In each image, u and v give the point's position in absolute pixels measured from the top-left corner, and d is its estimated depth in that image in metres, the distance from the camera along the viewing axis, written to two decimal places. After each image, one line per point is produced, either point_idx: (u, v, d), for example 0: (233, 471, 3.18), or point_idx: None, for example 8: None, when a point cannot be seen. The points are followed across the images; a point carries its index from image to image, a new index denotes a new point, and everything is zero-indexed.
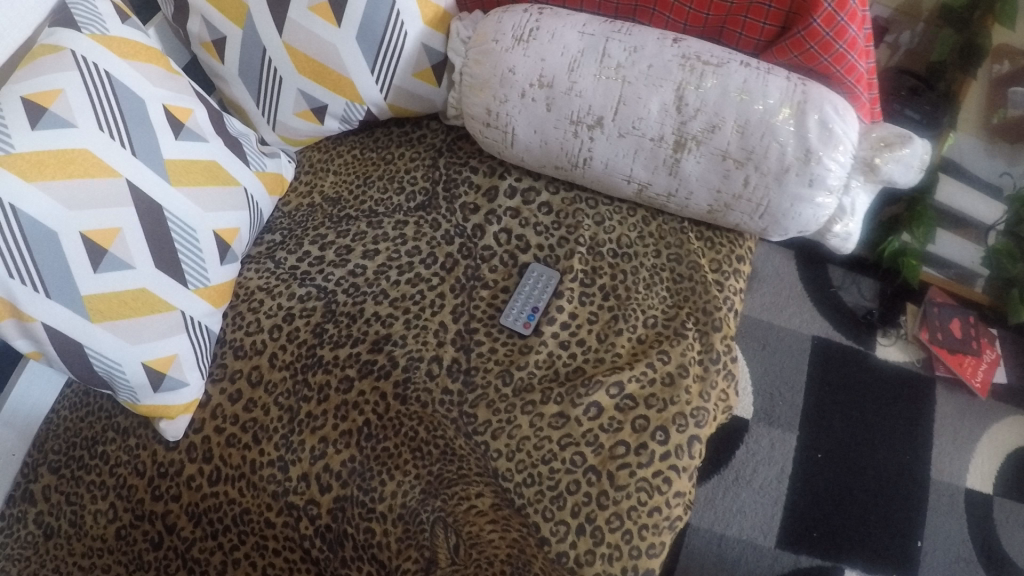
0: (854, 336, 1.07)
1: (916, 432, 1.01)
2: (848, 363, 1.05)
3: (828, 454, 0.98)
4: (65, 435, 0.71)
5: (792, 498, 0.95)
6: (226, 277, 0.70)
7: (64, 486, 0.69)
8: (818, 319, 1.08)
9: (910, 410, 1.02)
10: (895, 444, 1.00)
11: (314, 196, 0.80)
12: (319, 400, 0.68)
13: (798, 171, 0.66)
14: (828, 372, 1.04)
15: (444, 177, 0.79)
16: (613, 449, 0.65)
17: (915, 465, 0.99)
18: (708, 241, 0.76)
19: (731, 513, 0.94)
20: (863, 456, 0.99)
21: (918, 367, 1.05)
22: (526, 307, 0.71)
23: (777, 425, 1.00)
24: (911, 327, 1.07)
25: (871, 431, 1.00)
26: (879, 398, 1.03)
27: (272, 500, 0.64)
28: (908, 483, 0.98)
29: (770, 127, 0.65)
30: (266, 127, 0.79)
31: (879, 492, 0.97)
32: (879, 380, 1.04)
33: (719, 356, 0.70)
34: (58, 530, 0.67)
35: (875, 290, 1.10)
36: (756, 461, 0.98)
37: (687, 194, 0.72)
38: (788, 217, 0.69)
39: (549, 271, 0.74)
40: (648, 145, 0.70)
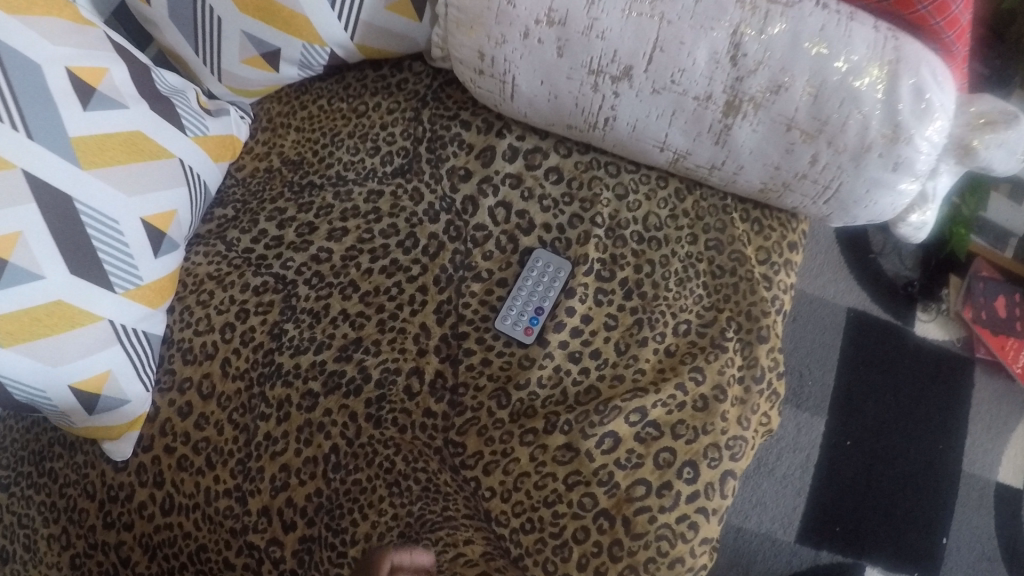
0: (892, 309, 0.93)
1: (954, 418, 0.88)
2: (883, 339, 0.91)
3: (857, 441, 0.86)
4: (13, 449, 0.60)
5: (816, 489, 0.84)
6: (167, 270, 0.58)
7: (15, 506, 0.59)
8: (855, 290, 0.93)
9: (947, 393, 0.89)
10: (929, 431, 0.88)
11: (272, 157, 0.66)
12: (278, 419, 0.57)
13: (883, 152, 0.50)
14: (861, 347, 0.90)
15: (428, 134, 0.64)
16: (630, 489, 0.54)
17: (948, 455, 0.87)
18: (755, 223, 0.62)
19: (750, 504, 0.84)
20: (893, 444, 0.87)
21: (956, 347, 0.91)
22: (529, 307, 0.59)
23: (804, 408, 0.88)
24: (955, 303, 0.92)
25: (905, 415, 0.88)
26: (915, 379, 0.89)
27: (231, 537, 0.54)
28: (938, 476, 0.86)
29: (849, 94, 0.49)
30: (212, 79, 0.63)
31: (907, 485, 0.85)
32: (915, 358, 0.90)
33: (764, 373, 0.58)
34: (14, 556, 0.57)
35: (918, 257, 0.94)
36: (780, 447, 0.86)
37: (736, 167, 0.57)
38: (860, 204, 0.55)
39: (557, 259, 0.61)
40: (690, 105, 0.54)
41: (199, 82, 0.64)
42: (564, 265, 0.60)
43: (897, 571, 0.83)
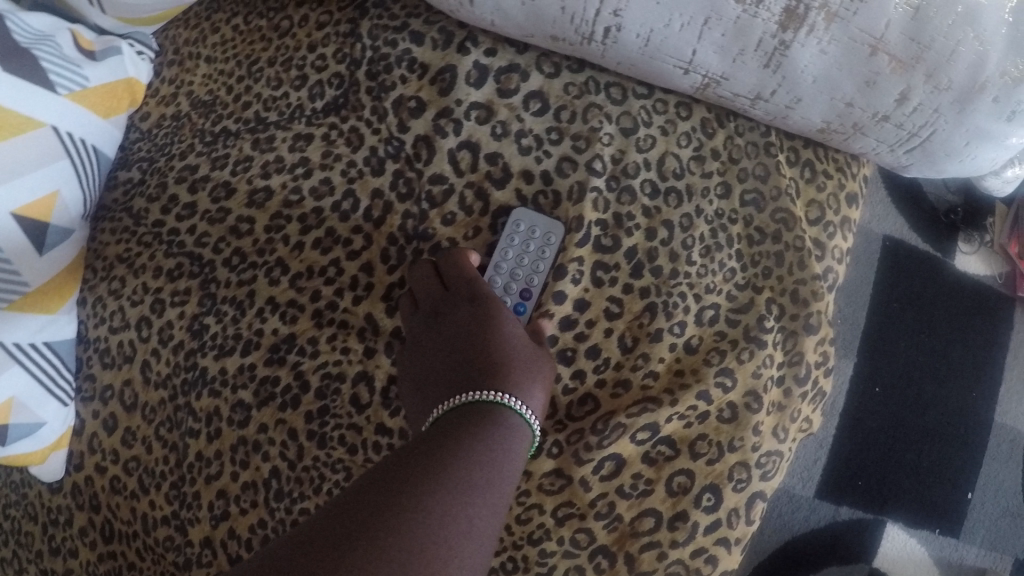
0: (931, 239, 0.76)
1: (992, 361, 0.74)
2: (922, 270, 0.75)
3: (887, 388, 0.73)
4: None
5: (839, 440, 0.72)
6: (62, 262, 0.48)
7: None
8: (890, 214, 0.77)
9: (986, 331, 0.75)
10: (966, 373, 0.74)
11: (181, 99, 0.53)
12: (210, 437, 0.47)
13: (1000, 96, 0.35)
14: (896, 277, 0.75)
15: (368, 53, 0.49)
16: (636, 522, 0.44)
17: (985, 401, 0.73)
18: (806, 167, 0.46)
19: None
20: (926, 388, 0.73)
21: (997, 284, 0.75)
22: (513, 291, 0.47)
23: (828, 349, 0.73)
24: (1000, 233, 0.75)
25: (940, 358, 0.73)
26: (955, 312, 0.75)
27: (176, 570, 0.48)
28: (971, 425, 0.73)
29: (964, 10, 0.33)
30: (93, 10, 0.50)
31: (935, 436, 0.72)
32: (953, 294, 0.75)
33: (808, 372, 0.45)
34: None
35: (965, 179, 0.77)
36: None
37: (790, 100, 0.40)
38: (954, 158, 0.39)
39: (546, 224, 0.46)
40: (732, 11, 0.37)
41: (79, 18, 0.51)
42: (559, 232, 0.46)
43: (920, 528, 0.71)
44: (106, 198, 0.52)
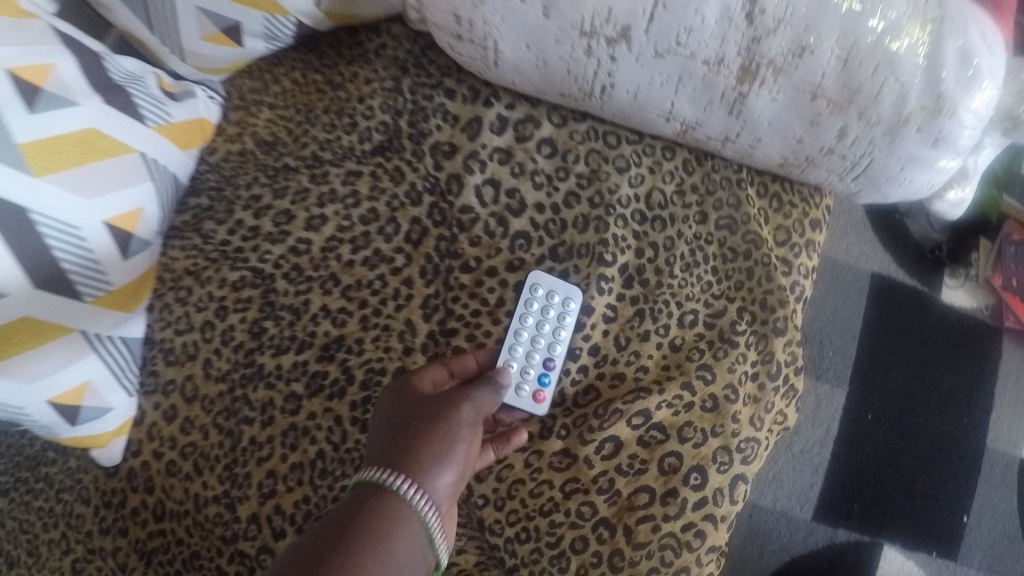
0: (918, 274, 0.84)
1: (978, 393, 0.82)
2: (912, 306, 0.83)
3: (879, 415, 0.80)
4: (5, 454, 0.60)
5: (835, 466, 0.79)
6: (138, 270, 0.55)
7: (17, 511, 0.58)
8: (880, 252, 0.85)
9: (974, 364, 0.82)
10: (956, 403, 0.81)
11: (246, 139, 0.60)
12: (263, 423, 0.54)
13: (923, 126, 0.43)
14: (886, 314, 0.83)
15: (410, 105, 0.58)
16: (632, 497, 0.51)
17: (974, 430, 0.81)
18: (773, 199, 0.55)
19: (765, 478, 0.79)
20: (917, 416, 0.80)
21: (983, 315, 0.83)
22: (538, 363, 0.52)
23: (825, 380, 0.81)
24: (984, 268, 0.83)
25: (930, 388, 0.81)
26: (944, 346, 0.82)
27: (222, 544, 0.53)
28: (961, 452, 0.80)
29: (884, 57, 0.41)
30: (174, 59, 0.56)
31: (927, 461, 0.80)
32: (941, 328, 0.83)
33: (780, 369, 0.52)
34: (19, 561, 0.57)
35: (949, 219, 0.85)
36: (799, 419, 0.80)
37: (751, 140, 0.50)
38: (894, 182, 0.47)
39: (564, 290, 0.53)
40: (698, 70, 0.47)
41: (163, 64, 0.58)
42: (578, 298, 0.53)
43: (916, 550, 0.78)
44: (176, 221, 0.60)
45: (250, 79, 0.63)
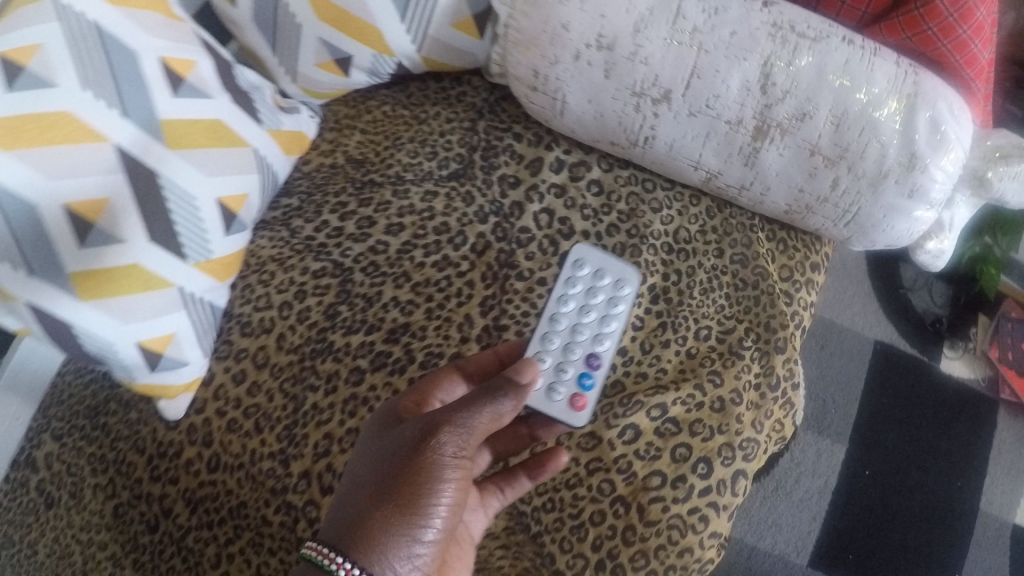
0: (920, 345, 0.95)
1: (970, 459, 0.91)
2: (912, 374, 0.93)
3: (875, 472, 0.89)
4: (70, 403, 0.68)
5: (833, 516, 0.87)
6: (232, 248, 0.62)
7: (65, 455, 0.66)
8: (883, 322, 0.95)
9: (967, 432, 0.92)
10: (950, 466, 0.90)
11: (337, 155, 0.70)
12: (326, 391, 0.61)
13: (899, 179, 0.55)
14: (887, 380, 0.93)
15: (483, 143, 0.70)
16: (647, 479, 0.57)
17: (967, 492, 0.90)
18: (780, 243, 0.65)
19: (766, 524, 0.86)
20: (913, 475, 0.89)
21: (981, 386, 0.94)
22: (582, 366, 0.58)
23: (826, 435, 0.90)
24: (981, 342, 0.95)
25: (926, 450, 0.90)
26: (940, 414, 0.92)
27: (271, 496, 0.60)
28: (954, 513, 0.89)
29: (869, 123, 0.54)
30: (286, 79, 0.66)
31: (923, 518, 0.88)
32: (938, 396, 0.93)
33: (779, 382, 0.61)
34: (58, 501, 0.65)
35: (948, 296, 0.97)
36: (800, 472, 0.89)
37: (762, 189, 0.61)
38: (878, 228, 0.59)
39: (621, 278, 0.61)
40: (722, 128, 0.59)
41: (274, 80, 0.67)
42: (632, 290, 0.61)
43: None
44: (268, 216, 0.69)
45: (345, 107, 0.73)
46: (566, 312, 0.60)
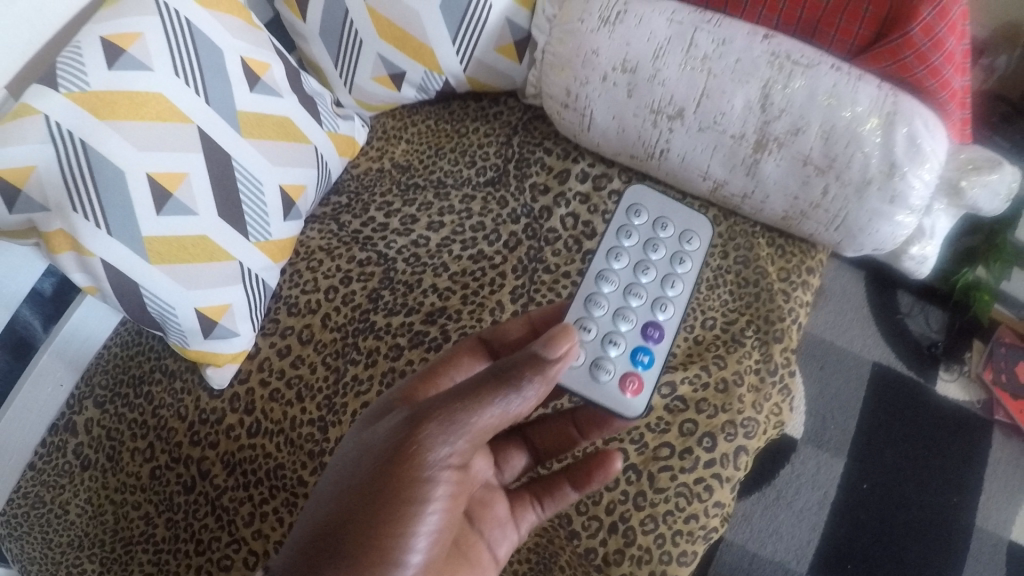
0: (916, 368, 0.99)
1: (965, 476, 0.93)
2: (908, 395, 0.97)
3: (874, 485, 0.92)
4: (114, 372, 0.71)
5: (831, 526, 0.89)
6: (287, 233, 0.70)
7: (106, 421, 0.69)
8: (881, 346, 1.00)
9: (962, 451, 0.95)
10: (945, 483, 0.93)
11: (384, 161, 0.80)
12: (366, 364, 0.66)
13: (881, 187, 0.62)
14: (884, 399, 0.97)
15: (517, 155, 0.77)
16: (657, 450, 0.63)
17: (962, 509, 0.91)
18: (779, 249, 0.72)
19: (767, 533, 0.89)
20: (909, 490, 0.92)
21: (975, 408, 0.97)
22: (637, 340, 0.57)
23: (825, 449, 0.93)
24: (975, 366, 0.99)
25: (922, 466, 0.93)
26: (936, 433, 0.95)
27: (308, 458, 0.63)
28: (950, 529, 0.91)
29: (853, 137, 0.62)
30: (343, 90, 0.76)
31: (920, 532, 0.90)
32: (933, 416, 0.96)
33: (777, 368, 0.67)
34: (94, 463, 0.68)
35: (943, 321, 1.01)
36: (801, 483, 0.91)
37: (762, 197, 0.69)
38: (865, 232, 0.66)
39: (684, 242, 0.61)
40: (728, 142, 0.66)
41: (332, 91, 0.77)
42: (698, 258, 0.61)
43: None
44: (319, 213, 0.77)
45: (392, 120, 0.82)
46: (623, 271, 0.59)
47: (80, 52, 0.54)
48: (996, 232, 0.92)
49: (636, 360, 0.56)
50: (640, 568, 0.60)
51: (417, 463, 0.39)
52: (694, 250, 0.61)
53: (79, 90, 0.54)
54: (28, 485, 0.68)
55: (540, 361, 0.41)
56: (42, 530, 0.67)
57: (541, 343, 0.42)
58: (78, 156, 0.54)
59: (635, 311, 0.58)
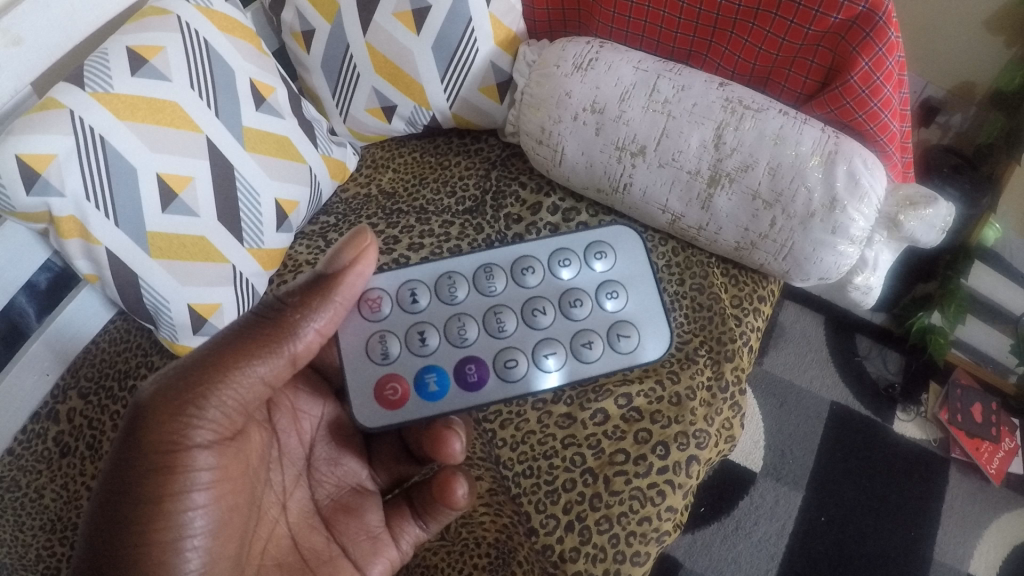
0: (874, 407, 1.12)
1: (923, 511, 1.06)
2: (866, 434, 1.10)
3: (830, 519, 1.03)
4: (99, 365, 0.77)
5: (790, 556, 1.00)
6: (279, 245, 0.76)
7: (88, 411, 0.75)
8: (839, 385, 1.13)
9: (920, 487, 1.07)
10: (902, 519, 1.05)
11: (371, 188, 0.86)
12: None
13: (823, 219, 0.67)
14: (842, 437, 1.09)
15: (494, 188, 0.82)
16: (613, 455, 0.67)
17: (919, 542, 1.04)
18: (732, 279, 0.76)
19: (726, 561, 1.00)
20: (866, 524, 1.04)
21: (934, 446, 1.10)
22: (447, 364, 0.59)
23: (784, 482, 1.05)
24: (932, 407, 1.12)
25: (881, 501, 1.05)
26: (893, 471, 1.08)
27: None
28: (907, 559, 1.03)
29: (800, 174, 0.67)
30: (338, 118, 0.84)
31: (877, 566, 1.02)
32: (894, 455, 1.09)
33: (728, 385, 0.71)
34: (73, 450, 0.74)
35: (901, 364, 1.16)
36: (759, 514, 1.03)
37: (716, 229, 0.72)
38: (810, 262, 0.70)
39: (610, 331, 0.60)
40: (684, 177, 0.71)
41: (329, 120, 0.85)
42: (608, 352, 0.60)
43: None
44: (307, 230, 0.83)
45: (381, 151, 0.90)
46: (522, 293, 0.61)
47: (107, 59, 0.64)
48: (946, 279, 1.04)
49: (425, 382, 0.58)
50: (595, 566, 0.63)
51: (174, 439, 0.47)
52: (615, 341, 0.60)
53: (103, 92, 0.63)
54: (5, 469, 0.74)
55: (317, 288, 0.52)
56: (15, 512, 0.73)
57: (322, 269, 0.53)
58: (98, 152, 0.62)
59: (480, 324, 0.60)
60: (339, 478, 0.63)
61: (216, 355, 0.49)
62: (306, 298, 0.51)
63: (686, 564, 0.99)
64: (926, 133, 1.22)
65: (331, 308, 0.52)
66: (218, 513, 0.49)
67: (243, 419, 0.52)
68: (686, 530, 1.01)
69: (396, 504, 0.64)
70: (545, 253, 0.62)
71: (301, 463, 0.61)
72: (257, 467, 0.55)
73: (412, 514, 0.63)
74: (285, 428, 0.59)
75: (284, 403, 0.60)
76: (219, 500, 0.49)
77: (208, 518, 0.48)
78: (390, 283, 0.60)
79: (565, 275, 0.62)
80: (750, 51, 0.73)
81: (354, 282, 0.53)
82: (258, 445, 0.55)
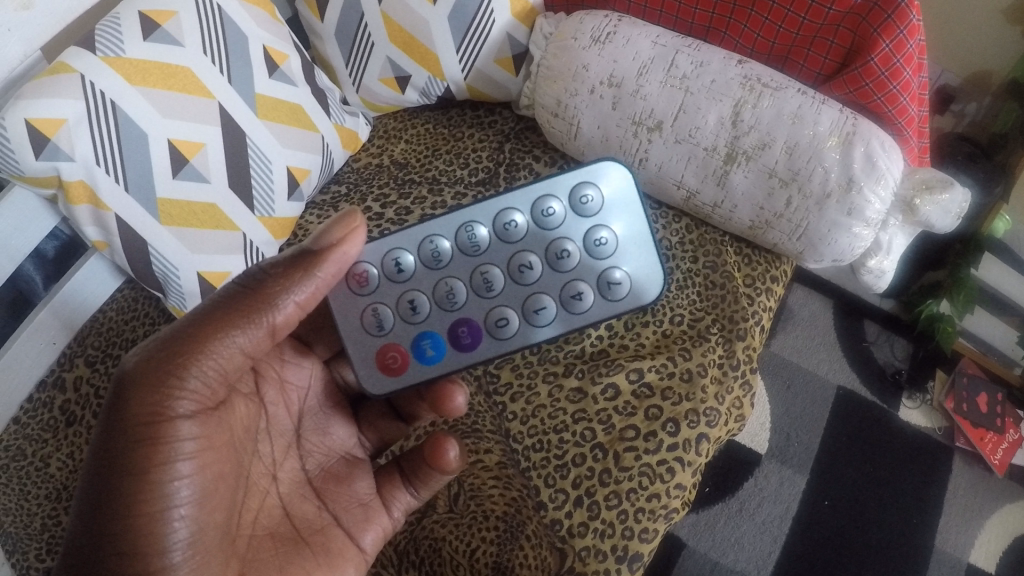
0: (880, 394, 1.12)
1: (925, 498, 1.06)
2: (871, 420, 1.10)
3: (833, 503, 1.04)
4: (107, 334, 0.77)
5: (791, 539, 1.01)
6: (290, 213, 0.76)
7: (94, 379, 0.75)
8: (846, 370, 1.13)
9: (923, 474, 1.08)
10: (904, 505, 1.05)
11: (383, 158, 0.86)
12: None
13: (840, 199, 0.66)
14: (847, 422, 1.09)
15: (507, 160, 0.81)
16: (622, 431, 0.67)
17: (920, 529, 1.04)
18: (746, 258, 0.76)
19: (729, 542, 1.01)
20: (869, 509, 1.04)
21: (938, 435, 1.11)
22: (438, 326, 0.57)
23: (788, 465, 1.06)
24: (937, 395, 1.12)
25: (884, 487, 1.06)
26: (898, 458, 1.08)
27: None
28: (908, 545, 1.03)
29: (819, 153, 0.66)
30: (350, 88, 0.83)
31: (878, 551, 1.02)
32: (899, 441, 1.09)
33: (740, 364, 0.70)
34: (79, 420, 0.74)
35: (908, 351, 1.16)
36: (763, 496, 1.04)
37: (731, 207, 0.72)
38: (824, 243, 0.69)
39: (601, 279, 0.57)
40: (701, 154, 0.70)
41: (342, 90, 0.84)
42: (598, 304, 0.57)
43: None
44: (319, 200, 0.83)
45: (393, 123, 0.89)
46: (506, 249, 0.57)
47: (120, 23, 0.63)
48: (957, 268, 1.02)
49: (422, 348, 0.57)
50: (603, 541, 0.63)
51: (157, 409, 0.45)
52: (609, 290, 0.57)
53: (114, 56, 0.62)
54: (10, 437, 0.74)
55: (304, 259, 0.49)
56: (21, 481, 0.73)
57: (310, 241, 0.50)
58: (107, 116, 0.61)
59: (468, 286, 0.57)
60: (328, 448, 0.62)
61: (197, 324, 0.47)
62: (291, 269, 0.49)
63: (689, 543, 1.00)
64: (941, 120, 1.21)
65: (316, 282, 0.50)
66: (204, 481, 0.47)
67: (226, 389, 0.50)
68: (690, 510, 1.02)
69: (387, 473, 0.63)
70: (526, 202, 0.57)
71: (290, 434, 0.60)
72: (241, 438, 0.54)
73: (402, 481, 0.62)
74: (274, 401, 0.59)
75: (270, 374, 0.59)
76: (204, 469, 0.47)
77: (194, 487, 0.46)
78: (374, 253, 0.57)
79: (547, 223, 0.57)
80: (770, 28, 0.72)
81: (343, 261, 0.51)
82: (243, 416, 0.54)
